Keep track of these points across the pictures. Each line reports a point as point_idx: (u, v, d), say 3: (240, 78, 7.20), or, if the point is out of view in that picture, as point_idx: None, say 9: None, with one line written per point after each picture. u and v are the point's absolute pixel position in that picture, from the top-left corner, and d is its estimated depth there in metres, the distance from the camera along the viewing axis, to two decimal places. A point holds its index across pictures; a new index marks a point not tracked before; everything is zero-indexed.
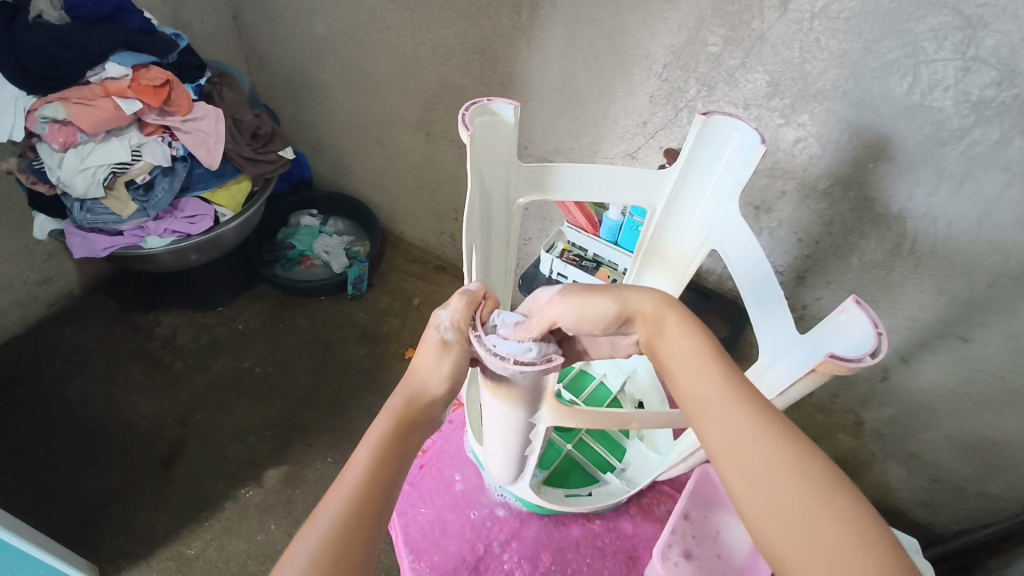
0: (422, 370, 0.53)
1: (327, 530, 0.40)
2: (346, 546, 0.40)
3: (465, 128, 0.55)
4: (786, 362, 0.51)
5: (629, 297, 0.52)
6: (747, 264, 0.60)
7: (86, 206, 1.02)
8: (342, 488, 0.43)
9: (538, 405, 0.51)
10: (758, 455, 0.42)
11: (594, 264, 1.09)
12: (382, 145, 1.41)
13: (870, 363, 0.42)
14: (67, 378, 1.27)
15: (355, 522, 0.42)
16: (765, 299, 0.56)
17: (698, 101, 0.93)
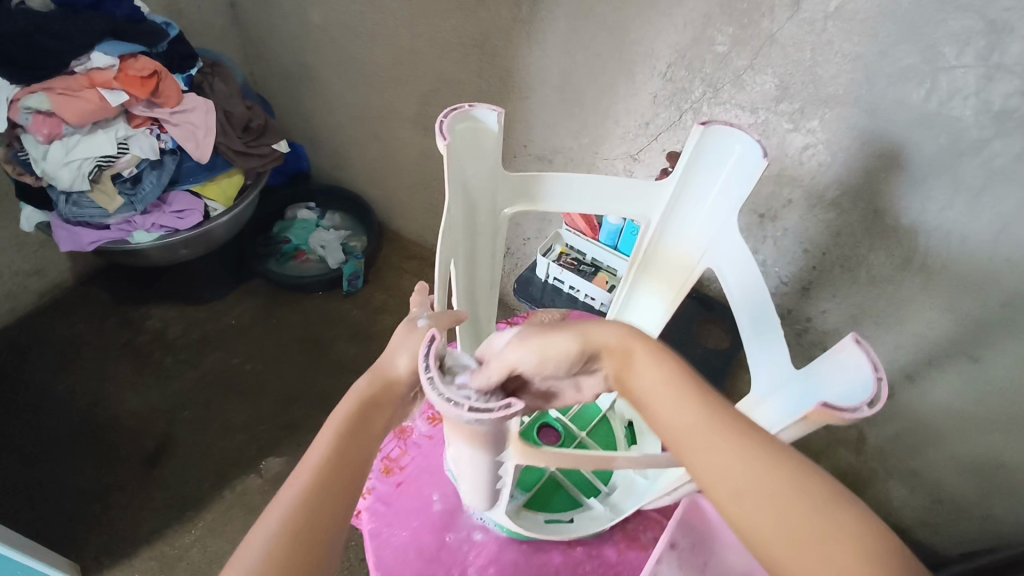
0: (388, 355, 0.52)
1: (284, 517, 0.40)
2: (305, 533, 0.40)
3: (442, 138, 0.51)
4: (780, 401, 0.48)
5: (593, 330, 0.46)
6: (744, 287, 0.57)
7: (71, 199, 0.99)
8: (302, 473, 0.43)
9: (503, 446, 0.45)
10: (757, 484, 0.39)
11: (592, 269, 1.06)
12: (379, 139, 1.37)
13: (865, 414, 0.38)
14: (56, 371, 1.26)
15: (314, 509, 0.41)
16: (762, 328, 0.53)
17: (703, 102, 0.88)
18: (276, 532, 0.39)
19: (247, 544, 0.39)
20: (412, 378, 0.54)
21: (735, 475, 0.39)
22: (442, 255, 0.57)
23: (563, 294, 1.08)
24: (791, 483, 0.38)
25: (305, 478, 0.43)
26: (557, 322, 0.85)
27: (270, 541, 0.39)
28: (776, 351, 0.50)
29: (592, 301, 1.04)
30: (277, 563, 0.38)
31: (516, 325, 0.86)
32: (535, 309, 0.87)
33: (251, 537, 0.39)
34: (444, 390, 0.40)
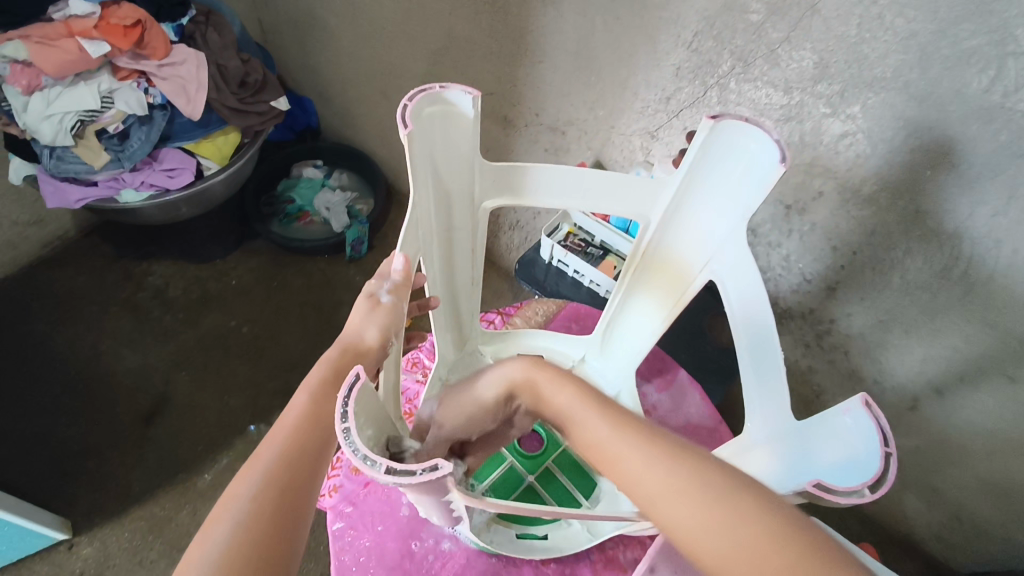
0: (351, 326, 0.52)
1: (264, 477, 0.41)
2: (284, 487, 0.41)
3: (403, 126, 0.45)
4: (777, 456, 0.45)
5: (503, 374, 0.53)
6: (747, 311, 0.51)
7: (55, 153, 0.95)
8: (278, 436, 0.44)
9: (445, 492, 0.41)
10: (666, 475, 0.38)
11: (600, 253, 0.98)
12: (387, 98, 1.30)
13: (868, 498, 0.35)
14: (56, 325, 1.26)
15: (295, 468, 0.42)
16: (762, 360, 0.49)
17: (731, 78, 0.79)
18: (258, 486, 0.40)
19: (229, 500, 0.39)
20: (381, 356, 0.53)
21: (645, 469, 0.39)
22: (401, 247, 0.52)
23: (567, 278, 1.01)
24: (710, 480, 0.37)
25: (286, 430, 0.45)
26: (553, 314, 0.79)
27: (259, 480, 0.41)
28: (774, 392, 0.47)
29: (597, 287, 0.97)
30: (275, 485, 0.41)
31: (506, 317, 0.78)
32: (529, 298, 0.80)
33: (235, 489, 0.40)
34: (359, 444, 0.35)
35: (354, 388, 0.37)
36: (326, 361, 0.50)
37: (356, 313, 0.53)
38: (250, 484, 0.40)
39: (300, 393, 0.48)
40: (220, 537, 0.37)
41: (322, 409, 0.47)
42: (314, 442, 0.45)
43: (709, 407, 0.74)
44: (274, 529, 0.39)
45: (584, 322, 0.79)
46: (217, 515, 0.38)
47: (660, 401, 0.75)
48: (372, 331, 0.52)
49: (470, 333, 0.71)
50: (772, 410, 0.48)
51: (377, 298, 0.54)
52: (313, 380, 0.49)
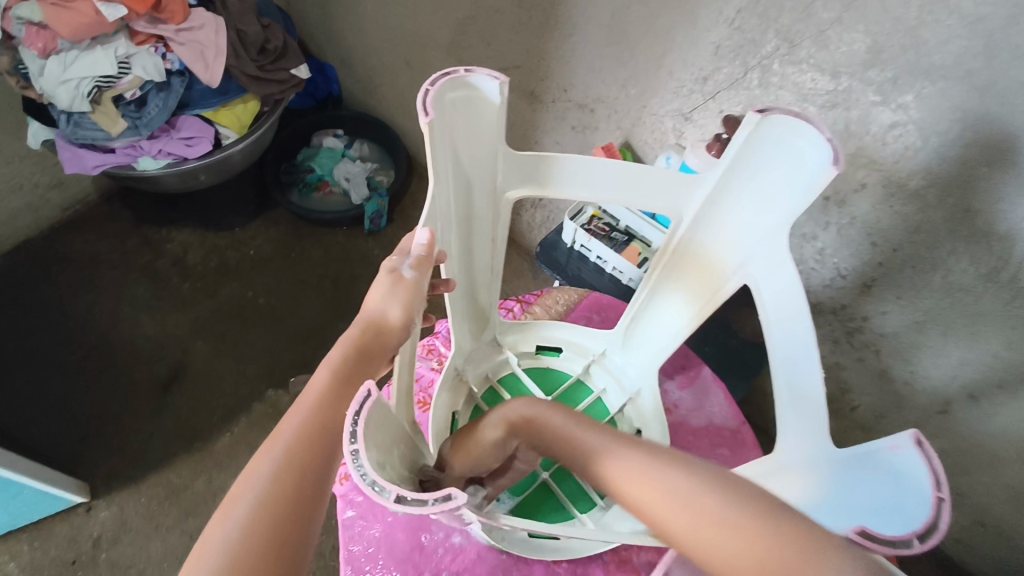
0: (370, 302, 0.50)
1: (283, 457, 0.39)
2: (304, 469, 0.40)
3: (425, 114, 0.42)
4: (816, 479, 0.44)
5: (505, 411, 0.54)
6: (786, 320, 0.48)
7: (73, 119, 0.93)
8: (300, 412, 0.42)
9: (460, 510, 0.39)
10: (668, 485, 0.41)
11: (624, 238, 0.94)
12: (410, 68, 1.26)
13: (918, 550, 0.34)
14: (77, 289, 1.26)
15: (316, 449, 0.41)
16: (801, 377, 0.46)
17: (774, 60, 0.74)
18: (275, 465, 0.39)
19: (247, 479, 0.38)
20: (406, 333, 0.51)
21: (647, 485, 0.42)
22: (426, 221, 0.49)
23: (590, 262, 0.97)
24: (721, 482, 0.40)
25: (307, 408, 0.43)
26: (574, 303, 0.77)
27: (276, 462, 0.39)
28: (812, 418, 0.45)
29: (620, 274, 0.94)
30: (293, 467, 0.39)
31: (526, 305, 0.76)
32: (551, 286, 0.78)
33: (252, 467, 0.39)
34: (369, 469, 0.34)
35: (364, 405, 0.36)
36: (349, 338, 0.48)
37: (378, 289, 0.50)
38: (269, 463, 0.39)
39: (321, 368, 0.46)
40: (237, 516, 0.36)
41: (342, 391, 0.45)
42: (336, 422, 0.43)
43: (733, 406, 0.72)
44: (278, 512, 0.37)
45: (605, 313, 0.77)
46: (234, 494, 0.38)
47: (681, 399, 0.72)
48: (396, 309, 0.49)
49: (489, 322, 0.69)
50: (808, 426, 0.46)
51: (400, 273, 0.50)
52: (335, 357, 0.46)
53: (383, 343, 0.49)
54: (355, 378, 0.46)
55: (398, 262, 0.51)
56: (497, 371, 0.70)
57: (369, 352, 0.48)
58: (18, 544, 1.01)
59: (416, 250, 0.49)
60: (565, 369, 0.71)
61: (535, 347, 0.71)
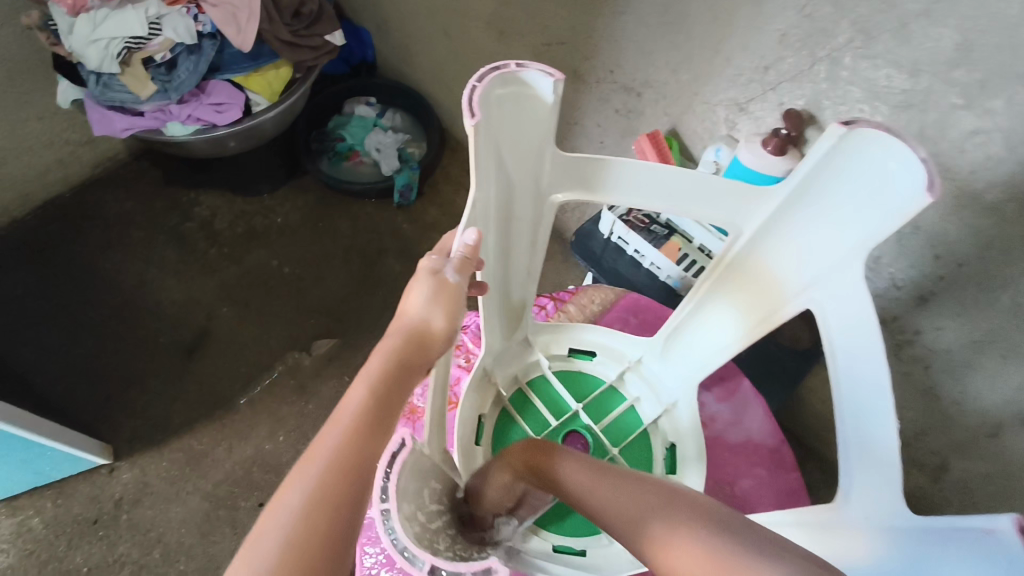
0: (410, 306, 0.46)
1: (316, 485, 0.35)
2: (337, 504, 0.35)
3: (470, 115, 0.40)
4: (884, 538, 0.42)
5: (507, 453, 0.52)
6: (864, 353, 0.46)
7: (102, 81, 0.91)
8: (334, 435, 0.38)
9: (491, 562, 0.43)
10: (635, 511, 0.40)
11: (665, 231, 0.87)
12: (449, 37, 1.20)
13: None
14: (105, 249, 1.25)
15: (351, 477, 0.36)
16: (875, 423, 0.45)
17: (846, 53, 0.65)
18: (306, 499, 0.34)
19: (275, 514, 0.34)
20: (448, 342, 0.47)
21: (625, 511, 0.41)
22: (471, 221, 0.47)
23: (626, 256, 0.91)
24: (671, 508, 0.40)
25: (341, 430, 0.38)
26: (609, 303, 0.74)
27: (306, 495, 0.34)
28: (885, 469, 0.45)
29: (658, 270, 0.88)
30: (325, 502, 0.34)
31: (560, 303, 0.73)
32: (587, 284, 0.75)
33: (281, 498, 0.34)
34: (399, 535, 0.40)
35: (399, 456, 0.42)
36: (389, 348, 0.43)
37: (421, 293, 0.46)
38: (299, 497, 0.34)
39: (358, 382, 0.41)
40: (263, 560, 0.32)
41: (380, 411, 0.40)
42: (376, 442, 0.39)
43: (772, 424, 0.68)
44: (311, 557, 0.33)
45: (643, 316, 0.73)
46: (260, 528, 0.33)
47: (719, 413, 0.69)
48: (441, 318, 0.46)
49: (522, 323, 0.66)
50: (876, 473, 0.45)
51: (443, 277, 0.47)
52: (373, 370, 0.42)
53: (422, 352, 0.45)
54: (393, 393, 0.42)
55: (440, 263, 0.48)
56: (527, 373, 0.68)
57: (408, 364, 0.44)
58: (42, 500, 1.02)
59: (461, 251, 0.47)
60: (598, 374, 0.68)
61: (568, 349, 0.69)
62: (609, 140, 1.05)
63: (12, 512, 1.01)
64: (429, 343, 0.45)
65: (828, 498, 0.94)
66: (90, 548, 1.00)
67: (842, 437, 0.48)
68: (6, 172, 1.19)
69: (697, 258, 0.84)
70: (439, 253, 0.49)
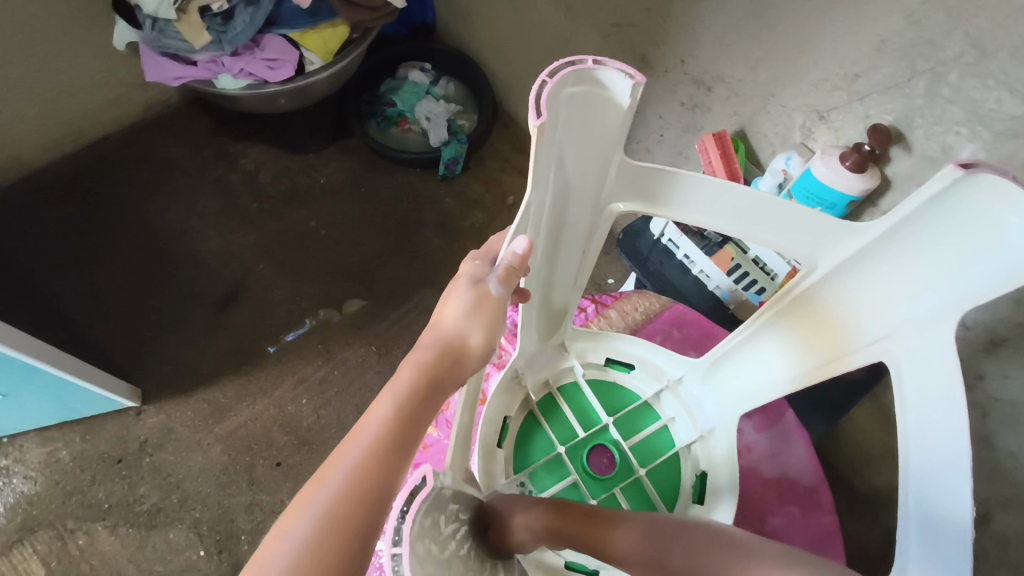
0: (447, 318, 0.45)
1: (330, 508, 0.35)
2: (346, 531, 0.35)
3: (536, 115, 0.37)
4: None
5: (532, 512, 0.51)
6: (942, 424, 0.42)
7: (158, 25, 0.90)
8: (349, 458, 0.38)
9: None
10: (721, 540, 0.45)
11: (719, 238, 0.80)
12: (514, 8, 1.15)
13: None
14: (151, 192, 1.26)
15: (362, 504, 0.36)
16: (942, 495, 0.42)
17: (953, 67, 0.58)
18: (316, 524, 0.35)
19: (280, 539, 0.34)
20: (483, 358, 0.46)
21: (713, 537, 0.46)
22: (521, 228, 0.43)
23: (675, 259, 0.86)
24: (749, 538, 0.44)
25: (362, 449, 0.38)
26: (653, 313, 0.70)
27: (318, 518, 0.35)
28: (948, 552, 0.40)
29: (707, 279, 0.83)
30: (338, 526, 0.35)
31: (601, 307, 0.70)
32: (631, 290, 0.71)
33: (293, 521, 0.35)
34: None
35: (420, 492, 0.39)
36: (419, 363, 0.43)
37: (458, 304, 0.45)
38: (306, 523, 0.35)
39: (382, 400, 0.41)
40: None
41: (405, 435, 0.40)
42: (398, 465, 0.39)
43: (813, 461, 0.64)
44: None
45: (687, 330, 0.69)
46: (269, 551, 0.34)
47: (757, 443, 0.65)
48: (478, 334, 0.45)
49: (561, 328, 0.63)
50: (941, 549, 0.41)
51: (484, 287, 0.45)
52: (403, 386, 0.42)
53: (455, 368, 0.44)
54: (420, 412, 0.41)
55: (482, 271, 0.46)
56: (558, 377, 0.65)
57: (438, 382, 0.43)
58: (70, 433, 1.04)
59: (507, 259, 0.43)
60: (634, 388, 0.65)
61: (605, 359, 0.65)
62: (669, 134, 0.99)
63: (42, 442, 1.03)
64: (463, 361, 0.45)
65: (862, 536, 0.89)
66: (113, 486, 1.01)
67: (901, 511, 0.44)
68: (62, 107, 1.20)
69: (750, 271, 0.77)
70: (483, 259, 0.48)
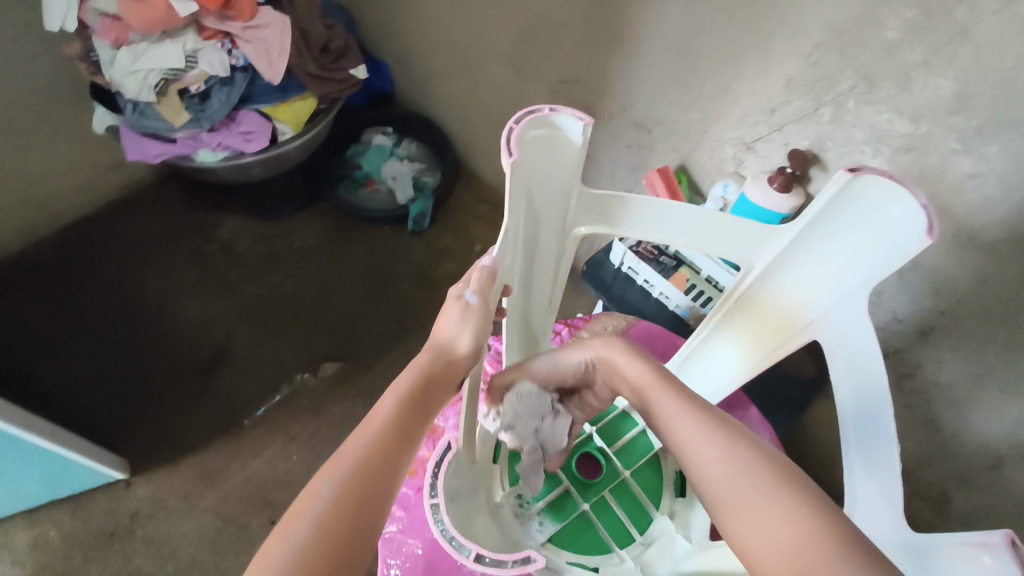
0: (439, 328, 0.53)
1: (346, 479, 0.41)
2: (360, 498, 0.40)
3: (508, 154, 0.45)
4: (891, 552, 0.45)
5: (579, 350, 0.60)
6: (864, 381, 0.51)
7: (139, 109, 0.96)
8: (361, 439, 0.44)
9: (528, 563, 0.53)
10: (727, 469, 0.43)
11: (673, 262, 0.88)
12: (467, 73, 1.25)
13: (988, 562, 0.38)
14: (128, 268, 1.29)
15: (372, 476, 0.42)
16: (871, 442, 0.49)
17: (850, 97, 0.68)
18: (336, 490, 0.40)
19: (306, 499, 0.39)
20: (471, 359, 0.54)
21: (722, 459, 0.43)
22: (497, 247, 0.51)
23: (636, 285, 0.93)
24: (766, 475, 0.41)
25: (371, 434, 0.44)
26: (623, 330, 0.77)
27: (336, 485, 0.40)
28: (884, 479, 0.48)
29: (667, 300, 0.90)
30: (353, 491, 0.40)
31: (575, 328, 0.77)
32: (600, 311, 0.78)
33: (314, 488, 0.40)
34: (448, 528, 0.53)
35: (445, 457, 0.56)
36: (418, 367, 0.50)
37: (447, 317, 0.53)
38: (329, 487, 0.40)
39: (386, 397, 0.47)
40: (295, 537, 0.37)
41: (406, 422, 0.46)
42: (400, 448, 0.45)
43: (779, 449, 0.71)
44: (337, 544, 0.38)
45: (654, 344, 0.77)
46: (296, 513, 0.39)
47: None
48: (465, 339, 0.52)
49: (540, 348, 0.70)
50: (878, 480, 0.48)
51: (465, 300, 0.52)
52: (402, 387, 0.48)
53: (449, 370, 0.52)
54: (417, 406, 0.48)
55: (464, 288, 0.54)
56: None
57: (434, 381, 0.50)
58: (59, 513, 1.03)
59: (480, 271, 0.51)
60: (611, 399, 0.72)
61: None
62: (620, 174, 1.09)
63: (29, 524, 1.02)
64: (453, 364, 0.52)
65: None
66: (105, 562, 1.00)
67: (843, 458, 0.51)
68: (38, 192, 1.24)
69: (705, 289, 0.85)
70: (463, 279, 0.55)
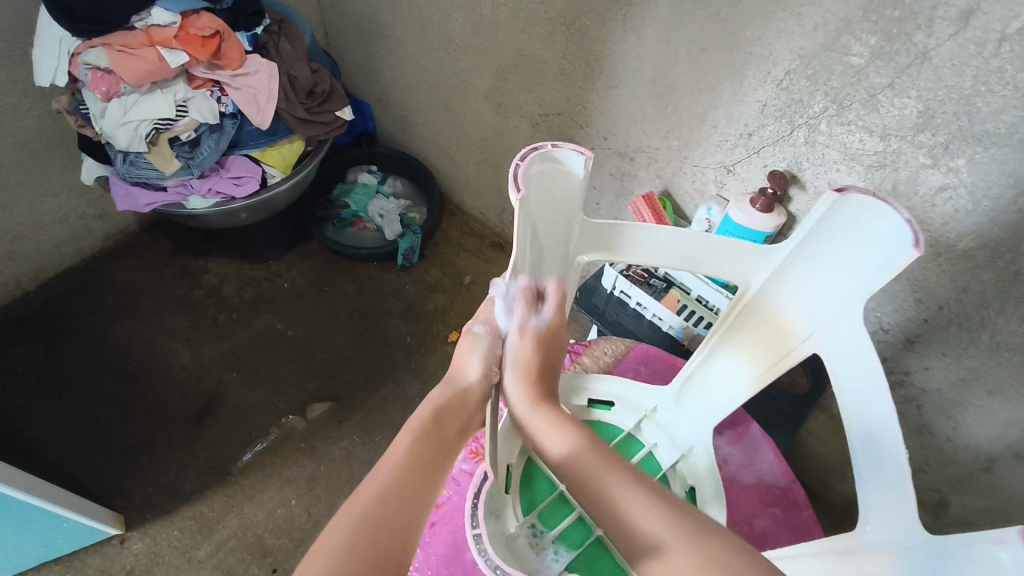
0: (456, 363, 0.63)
1: (365, 512, 0.46)
2: (377, 530, 0.45)
3: (516, 188, 0.47)
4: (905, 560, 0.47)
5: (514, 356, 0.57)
6: (865, 392, 0.53)
7: (129, 158, 0.97)
8: (381, 475, 0.49)
9: None
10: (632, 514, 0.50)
11: (663, 284, 0.90)
12: (449, 110, 1.29)
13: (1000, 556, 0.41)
14: (115, 318, 1.28)
15: (387, 506, 0.47)
16: (881, 454, 0.51)
17: (822, 119, 0.71)
18: (356, 523, 0.45)
19: (334, 529, 0.45)
20: (483, 390, 0.62)
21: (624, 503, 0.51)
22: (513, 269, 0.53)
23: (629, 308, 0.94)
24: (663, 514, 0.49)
25: (385, 474, 0.49)
26: (620, 355, 0.80)
27: (358, 517, 0.46)
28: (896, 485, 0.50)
29: (660, 321, 0.91)
30: (373, 519, 0.46)
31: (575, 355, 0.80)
32: (598, 337, 0.82)
33: (337, 522, 0.45)
34: (493, 556, 0.58)
35: (481, 487, 0.61)
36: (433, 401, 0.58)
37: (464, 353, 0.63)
38: (350, 520, 0.45)
39: (402, 435, 0.54)
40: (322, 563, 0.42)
41: (419, 456, 0.52)
42: (414, 482, 0.50)
43: (783, 463, 0.73)
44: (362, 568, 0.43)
45: (653, 365, 0.80)
46: (320, 546, 0.43)
47: (732, 455, 0.73)
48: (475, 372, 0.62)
49: None
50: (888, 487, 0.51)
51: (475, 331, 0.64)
52: (414, 425, 0.55)
53: (461, 399, 0.60)
54: (428, 442, 0.53)
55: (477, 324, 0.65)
56: None
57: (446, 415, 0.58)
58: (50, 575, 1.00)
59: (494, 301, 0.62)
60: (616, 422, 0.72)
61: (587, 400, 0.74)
62: (604, 202, 1.12)
63: None
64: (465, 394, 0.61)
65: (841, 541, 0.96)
66: None
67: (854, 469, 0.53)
68: (22, 247, 1.23)
69: (696, 309, 0.87)
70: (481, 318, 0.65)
